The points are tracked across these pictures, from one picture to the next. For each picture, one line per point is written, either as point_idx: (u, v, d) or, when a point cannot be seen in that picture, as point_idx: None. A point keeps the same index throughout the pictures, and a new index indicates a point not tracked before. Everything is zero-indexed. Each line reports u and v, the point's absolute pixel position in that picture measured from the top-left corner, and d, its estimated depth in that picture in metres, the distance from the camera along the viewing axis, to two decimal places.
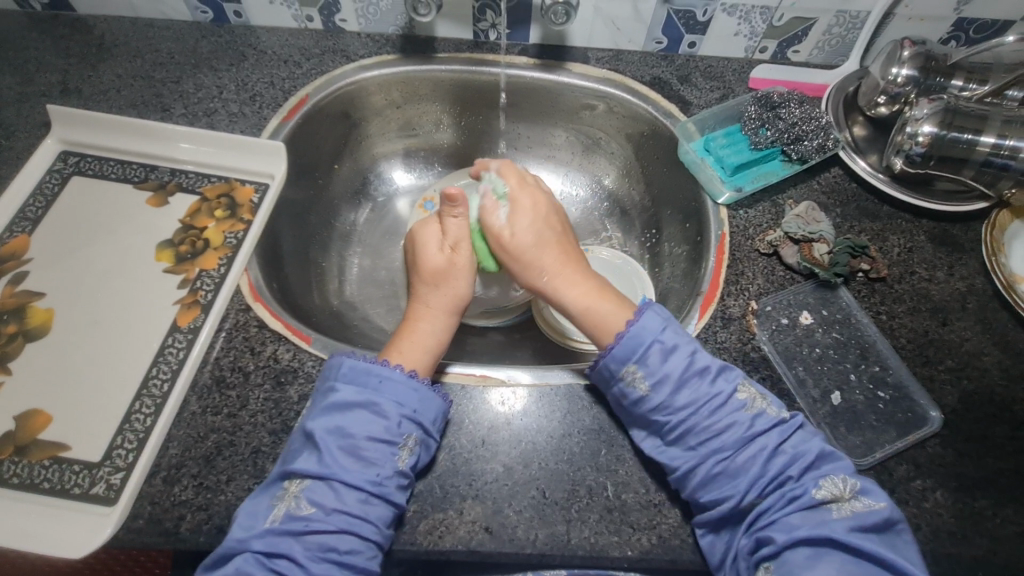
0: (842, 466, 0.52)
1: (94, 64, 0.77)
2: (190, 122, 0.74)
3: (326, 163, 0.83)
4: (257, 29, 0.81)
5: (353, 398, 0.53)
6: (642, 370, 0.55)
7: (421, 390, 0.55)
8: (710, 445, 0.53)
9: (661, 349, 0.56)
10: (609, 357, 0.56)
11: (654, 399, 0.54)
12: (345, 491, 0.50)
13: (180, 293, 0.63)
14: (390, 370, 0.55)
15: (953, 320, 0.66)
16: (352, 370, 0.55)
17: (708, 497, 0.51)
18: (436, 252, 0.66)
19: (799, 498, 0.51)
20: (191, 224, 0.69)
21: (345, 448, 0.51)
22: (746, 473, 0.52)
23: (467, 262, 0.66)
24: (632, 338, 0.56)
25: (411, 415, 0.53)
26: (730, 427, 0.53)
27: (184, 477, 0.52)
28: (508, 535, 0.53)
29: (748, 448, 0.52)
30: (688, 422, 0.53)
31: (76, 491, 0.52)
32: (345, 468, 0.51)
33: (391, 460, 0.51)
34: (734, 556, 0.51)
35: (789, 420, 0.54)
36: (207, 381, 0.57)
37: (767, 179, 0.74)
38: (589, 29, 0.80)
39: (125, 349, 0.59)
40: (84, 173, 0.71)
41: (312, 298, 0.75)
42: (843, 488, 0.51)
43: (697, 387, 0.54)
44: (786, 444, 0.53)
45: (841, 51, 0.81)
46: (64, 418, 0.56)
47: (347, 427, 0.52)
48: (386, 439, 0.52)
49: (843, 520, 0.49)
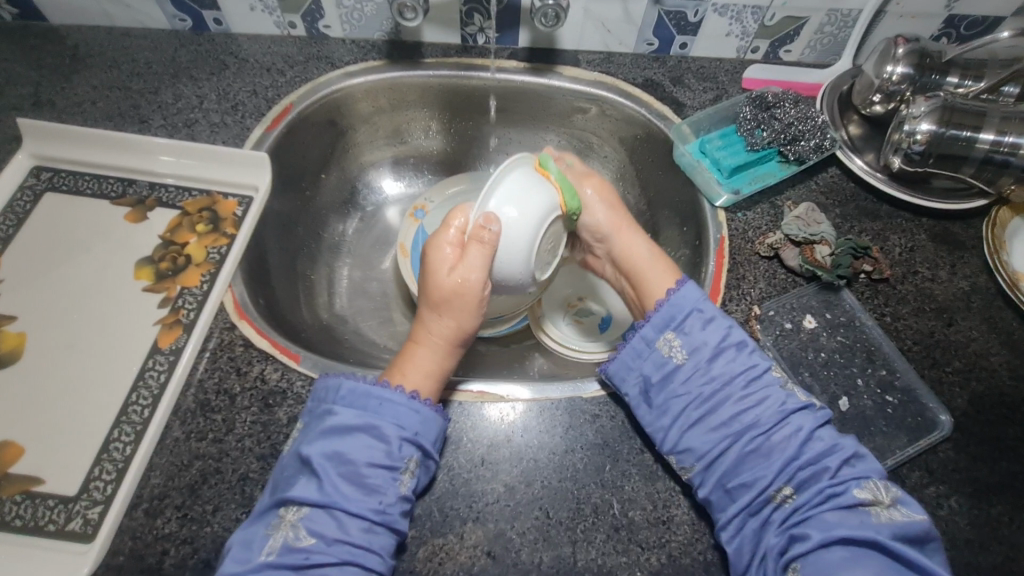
0: (877, 469, 0.50)
1: (67, 75, 0.74)
2: (170, 133, 0.71)
3: (312, 173, 0.81)
4: (238, 37, 0.79)
5: (352, 420, 0.50)
6: (679, 339, 0.57)
7: (423, 411, 0.52)
8: (744, 421, 0.53)
9: (700, 319, 0.57)
10: (648, 325, 0.58)
11: (688, 368, 0.56)
12: (348, 521, 0.47)
13: (160, 313, 0.60)
14: (390, 391, 0.52)
15: (959, 319, 0.65)
16: (351, 392, 0.52)
17: (738, 481, 0.51)
18: (449, 278, 0.57)
19: (839, 495, 0.49)
20: (171, 239, 0.66)
21: (346, 474, 0.49)
22: (780, 454, 0.51)
23: (479, 296, 0.58)
24: (672, 306, 0.58)
25: (413, 437, 0.51)
26: (764, 402, 0.53)
27: (168, 508, 0.50)
28: (512, 558, 0.50)
29: (783, 426, 0.52)
30: (724, 394, 0.54)
31: (50, 527, 0.49)
32: (346, 496, 0.48)
33: (393, 486, 0.49)
34: (764, 554, 0.49)
35: (819, 410, 0.54)
36: (190, 405, 0.54)
37: (764, 181, 0.72)
38: (580, 31, 0.78)
39: (103, 375, 0.56)
40: (57, 189, 0.68)
41: (301, 313, 0.72)
42: (882, 493, 0.49)
43: (733, 358, 0.55)
44: (822, 432, 0.52)
45: (833, 49, 0.80)
46: (36, 450, 0.52)
47: (346, 452, 0.49)
48: (387, 463, 0.49)
49: (885, 525, 0.47)
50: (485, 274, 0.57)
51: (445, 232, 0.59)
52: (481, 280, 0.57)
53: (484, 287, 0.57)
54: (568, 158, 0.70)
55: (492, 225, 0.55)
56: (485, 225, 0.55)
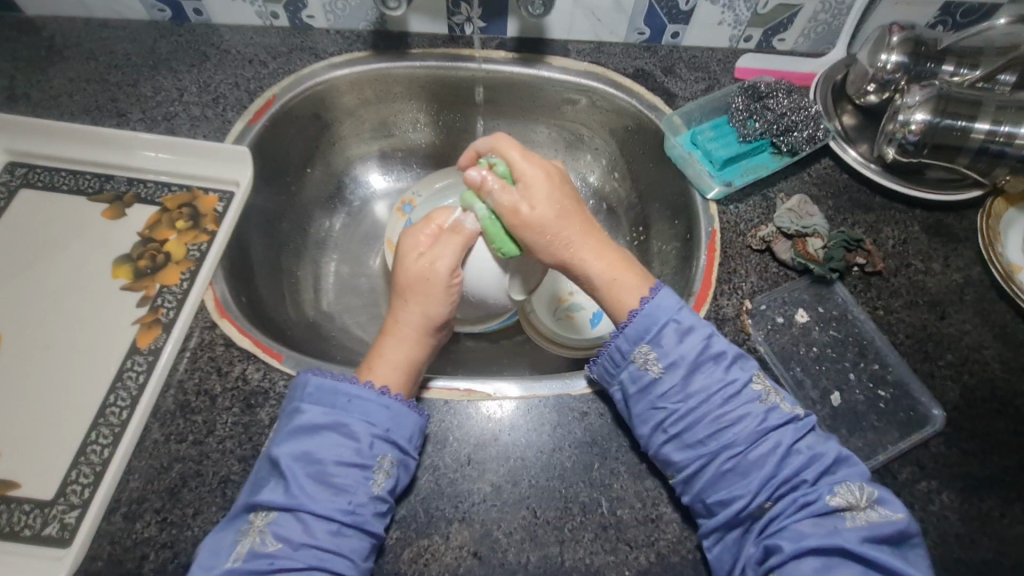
0: (857, 472, 0.49)
1: (43, 67, 0.72)
2: (149, 127, 0.70)
3: (297, 167, 0.79)
4: (220, 28, 0.77)
5: (320, 419, 0.49)
6: (654, 352, 0.53)
7: (394, 407, 0.51)
8: (720, 439, 0.50)
9: (676, 331, 0.53)
10: (622, 338, 0.54)
11: (666, 383, 0.52)
12: (315, 523, 0.46)
13: (139, 312, 0.59)
14: (359, 388, 0.51)
15: (952, 312, 0.64)
16: (318, 389, 0.51)
17: (715, 497, 0.49)
18: (416, 263, 0.58)
19: (812, 504, 0.48)
20: (151, 236, 0.65)
21: (313, 474, 0.48)
22: (757, 472, 0.49)
23: (447, 282, 0.58)
24: (646, 317, 0.54)
25: (383, 434, 0.50)
26: (742, 419, 0.51)
27: (147, 512, 0.49)
28: (499, 559, 0.49)
29: (761, 444, 0.50)
30: (699, 411, 0.51)
31: (27, 532, 0.48)
32: (313, 497, 0.47)
33: (364, 485, 0.48)
34: (742, 567, 0.48)
35: (802, 419, 0.52)
36: (170, 406, 0.53)
37: (757, 173, 0.71)
38: (569, 20, 0.77)
39: (81, 375, 0.55)
40: (34, 185, 0.66)
41: (286, 310, 0.71)
42: (859, 496, 0.48)
43: (711, 372, 0.52)
44: (801, 444, 0.50)
45: (828, 38, 0.79)
46: (11, 453, 0.51)
47: (314, 452, 0.48)
48: (357, 462, 0.48)
49: (857, 530, 0.46)
50: (451, 261, 0.58)
51: (423, 226, 0.61)
52: (450, 271, 0.58)
53: (452, 276, 0.58)
54: (496, 165, 0.60)
55: (467, 222, 0.59)
56: (463, 222, 0.59)
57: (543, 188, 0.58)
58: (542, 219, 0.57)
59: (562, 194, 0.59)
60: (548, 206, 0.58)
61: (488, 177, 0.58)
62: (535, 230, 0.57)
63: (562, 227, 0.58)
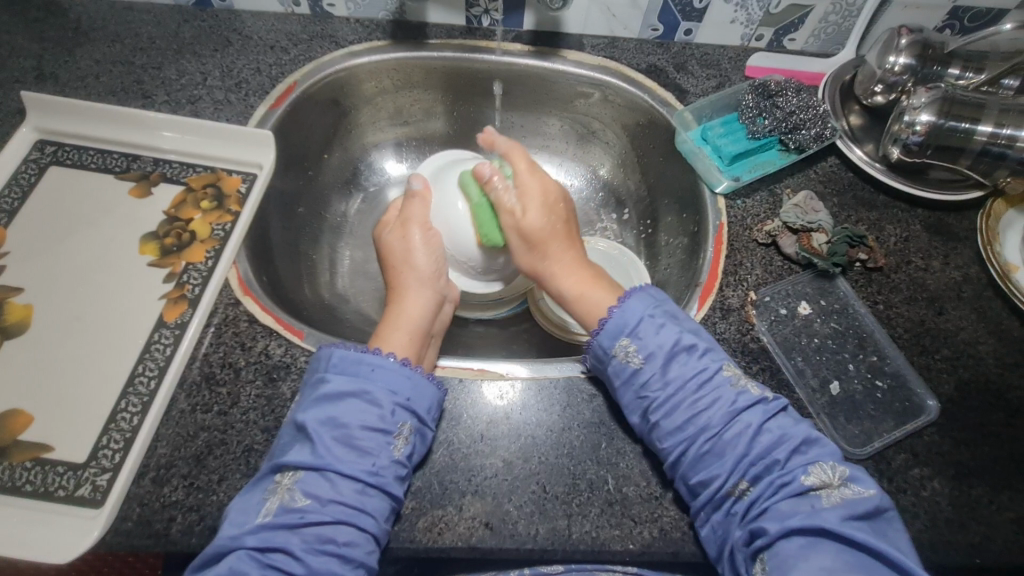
0: (827, 451, 0.51)
1: (70, 49, 0.74)
2: (173, 109, 0.71)
3: (316, 153, 0.81)
4: (242, 14, 0.79)
5: (345, 387, 0.52)
6: (634, 345, 0.55)
7: (413, 378, 0.54)
8: (696, 423, 0.52)
9: (651, 324, 0.55)
10: (602, 336, 0.56)
11: (645, 372, 0.54)
12: (341, 481, 0.49)
13: (166, 288, 0.61)
14: (381, 359, 0.54)
15: (949, 309, 0.66)
16: (341, 359, 0.53)
17: (696, 479, 0.51)
18: (391, 234, 0.67)
19: (788, 485, 0.49)
20: (176, 215, 0.67)
21: (338, 437, 0.50)
22: (731, 453, 0.51)
23: (422, 239, 0.66)
24: (621, 315, 0.56)
25: (405, 403, 0.52)
26: (715, 403, 0.52)
27: (174, 477, 0.51)
28: (509, 530, 0.52)
29: (735, 424, 0.51)
30: (677, 398, 0.53)
31: (61, 493, 0.51)
32: (339, 458, 0.49)
33: (385, 450, 0.50)
34: (730, 550, 0.49)
35: (772, 401, 0.53)
36: (195, 378, 0.55)
37: (765, 168, 0.73)
38: (585, 15, 0.78)
39: (110, 347, 0.57)
40: (62, 163, 0.68)
41: (303, 291, 0.73)
42: (831, 475, 0.49)
43: (685, 362, 0.54)
44: (771, 424, 0.52)
45: (837, 39, 0.80)
46: (46, 419, 0.54)
47: (339, 417, 0.50)
48: (380, 427, 0.51)
49: (834, 508, 0.47)
50: (422, 216, 0.67)
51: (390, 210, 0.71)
52: (422, 230, 0.67)
53: (426, 229, 0.67)
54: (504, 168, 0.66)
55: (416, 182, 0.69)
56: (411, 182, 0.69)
57: (539, 195, 0.63)
58: (530, 224, 0.62)
59: (555, 210, 0.63)
60: (540, 211, 0.62)
61: (494, 176, 0.64)
62: (523, 233, 0.63)
63: (545, 243, 0.63)
